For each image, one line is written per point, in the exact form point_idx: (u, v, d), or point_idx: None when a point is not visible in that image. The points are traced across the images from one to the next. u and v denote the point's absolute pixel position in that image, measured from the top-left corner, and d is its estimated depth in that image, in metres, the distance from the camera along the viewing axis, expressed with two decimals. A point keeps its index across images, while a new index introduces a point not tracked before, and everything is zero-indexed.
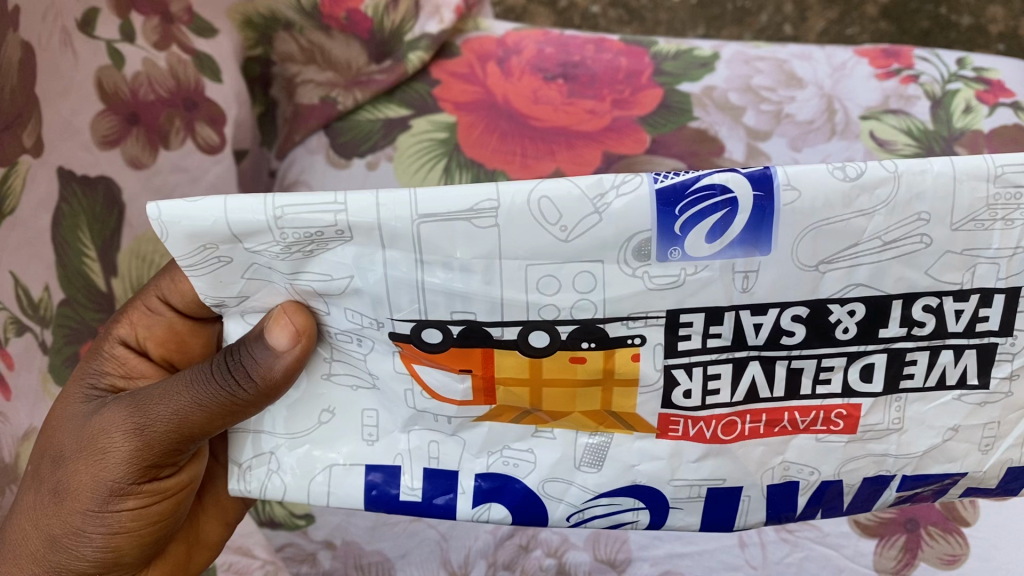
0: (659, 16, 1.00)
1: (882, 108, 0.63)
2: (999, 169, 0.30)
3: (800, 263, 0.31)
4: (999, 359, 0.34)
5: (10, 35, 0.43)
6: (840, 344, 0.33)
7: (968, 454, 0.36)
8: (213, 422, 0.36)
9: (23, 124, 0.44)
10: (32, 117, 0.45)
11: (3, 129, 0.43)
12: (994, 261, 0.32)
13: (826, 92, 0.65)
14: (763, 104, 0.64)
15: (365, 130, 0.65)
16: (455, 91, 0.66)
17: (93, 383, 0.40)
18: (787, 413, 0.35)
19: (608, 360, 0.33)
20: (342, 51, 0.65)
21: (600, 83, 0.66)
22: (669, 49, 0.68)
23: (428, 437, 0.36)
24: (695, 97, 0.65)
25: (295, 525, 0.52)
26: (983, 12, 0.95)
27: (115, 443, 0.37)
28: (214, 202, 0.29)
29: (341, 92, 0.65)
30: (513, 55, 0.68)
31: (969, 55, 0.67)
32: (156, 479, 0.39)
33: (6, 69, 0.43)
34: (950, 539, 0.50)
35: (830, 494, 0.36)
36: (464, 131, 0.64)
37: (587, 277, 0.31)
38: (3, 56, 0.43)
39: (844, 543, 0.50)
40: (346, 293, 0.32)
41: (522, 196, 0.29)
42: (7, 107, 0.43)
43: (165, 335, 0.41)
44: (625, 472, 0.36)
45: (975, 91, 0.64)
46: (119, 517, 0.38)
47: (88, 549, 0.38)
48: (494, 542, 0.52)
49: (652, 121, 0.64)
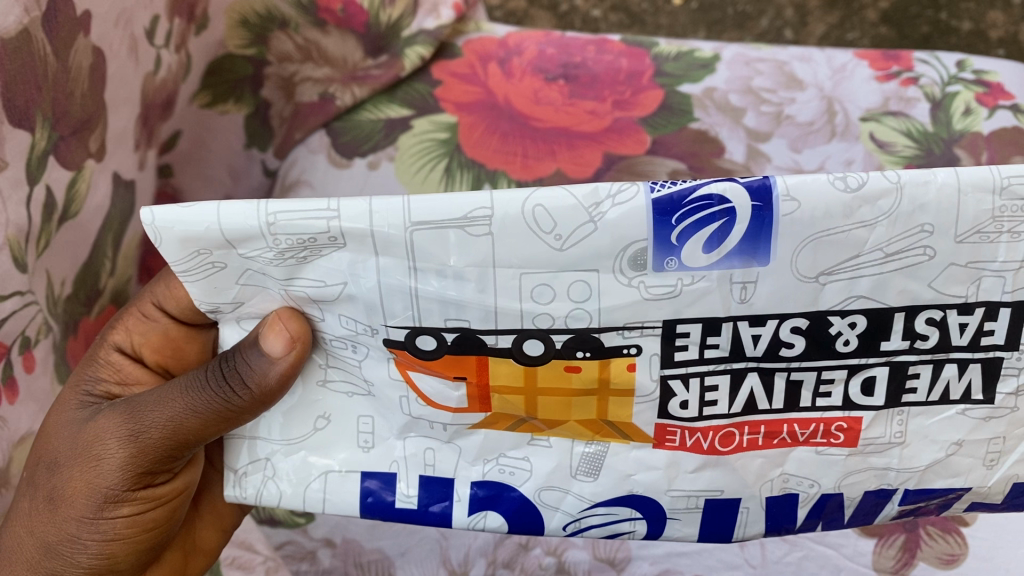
0: (660, 21, 1.01)
1: (882, 110, 0.63)
2: (1005, 181, 0.29)
3: (799, 274, 0.30)
4: (1005, 374, 0.34)
5: (80, 41, 0.43)
6: (841, 357, 0.33)
7: (973, 469, 0.35)
8: (208, 429, 0.36)
9: (93, 128, 0.46)
10: (99, 123, 0.47)
11: (70, 135, 0.44)
12: (1001, 274, 0.31)
13: (826, 94, 0.64)
14: (763, 106, 0.64)
15: (367, 130, 0.64)
16: (455, 92, 0.66)
17: (88, 390, 0.40)
18: (786, 426, 0.34)
19: (604, 370, 0.33)
20: (338, 46, 0.63)
21: (601, 84, 0.66)
22: (669, 50, 0.68)
23: (423, 444, 0.36)
24: (695, 99, 0.65)
25: (296, 523, 0.52)
26: (982, 18, 0.96)
27: (110, 450, 0.37)
28: (207, 207, 0.29)
29: (338, 87, 0.64)
30: (514, 56, 0.67)
31: (970, 57, 0.66)
32: (151, 485, 0.39)
33: (76, 76, 0.44)
34: (949, 539, 0.49)
35: (830, 507, 0.36)
36: (464, 131, 0.64)
37: (582, 286, 0.31)
38: (68, 61, 0.43)
39: (843, 543, 0.50)
40: (340, 299, 0.32)
41: (516, 205, 0.29)
42: (77, 112, 0.45)
43: (161, 342, 0.41)
44: (622, 480, 0.35)
45: (974, 94, 0.63)
46: (114, 524, 0.38)
47: (83, 556, 0.38)
48: (493, 541, 0.51)
49: (653, 122, 0.64)
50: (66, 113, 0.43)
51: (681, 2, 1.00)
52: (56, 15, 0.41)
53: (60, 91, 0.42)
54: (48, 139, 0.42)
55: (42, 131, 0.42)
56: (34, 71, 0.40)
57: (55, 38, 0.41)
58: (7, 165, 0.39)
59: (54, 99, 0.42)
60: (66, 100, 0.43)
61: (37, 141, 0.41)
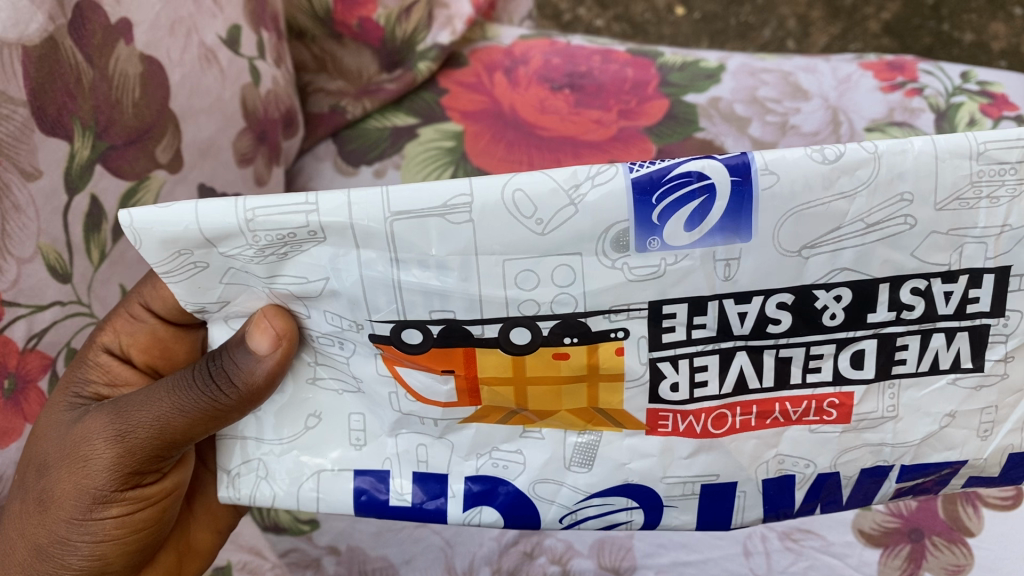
0: (663, 30, 1.07)
1: (887, 120, 0.62)
2: (981, 147, 0.29)
3: (782, 249, 0.30)
4: (993, 341, 0.33)
5: (122, 48, 0.44)
6: (829, 331, 0.32)
7: (968, 441, 0.35)
8: (195, 428, 0.36)
9: (156, 138, 0.47)
10: (166, 132, 0.47)
11: (126, 144, 0.45)
12: (982, 240, 0.31)
13: (831, 104, 0.64)
14: (769, 115, 0.64)
15: (373, 139, 0.64)
16: (462, 101, 0.66)
17: (78, 391, 0.39)
18: (778, 404, 0.34)
19: (592, 356, 0.33)
20: (353, 60, 0.65)
21: (607, 93, 0.65)
22: (675, 60, 0.68)
23: (416, 440, 0.36)
24: (700, 108, 0.64)
25: (299, 531, 0.52)
26: (985, 29, 1.01)
27: (98, 451, 0.37)
28: (186, 206, 0.29)
29: (350, 100, 0.65)
30: (520, 65, 0.68)
31: (973, 69, 0.66)
32: (141, 485, 0.39)
33: (121, 84, 0.44)
34: (956, 550, 0.48)
35: (828, 487, 0.36)
36: (470, 140, 0.63)
37: (565, 270, 0.30)
38: (108, 69, 0.43)
39: (849, 553, 0.49)
40: (323, 295, 0.32)
41: (494, 190, 0.29)
42: (132, 121, 0.45)
43: (149, 343, 0.40)
44: (618, 470, 0.35)
45: (979, 104, 0.63)
46: (104, 525, 0.38)
47: (76, 558, 0.38)
48: (498, 550, 0.51)
49: (658, 131, 0.63)
50: (114, 121, 0.44)
51: (683, 13, 1.07)
52: (84, 23, 0.42)
53: (100, 99, 0.43)
54: (93, 148, 0.43)
55: (83, 140, 0.42)
56: (66, 79, 0.41)
57: (85, 46, 0.42)
58: (42, 173, 0.40)
59: (95, 108, 0.43)
60: (113, 109, 0.44)
61: (77, 150, 0.42)
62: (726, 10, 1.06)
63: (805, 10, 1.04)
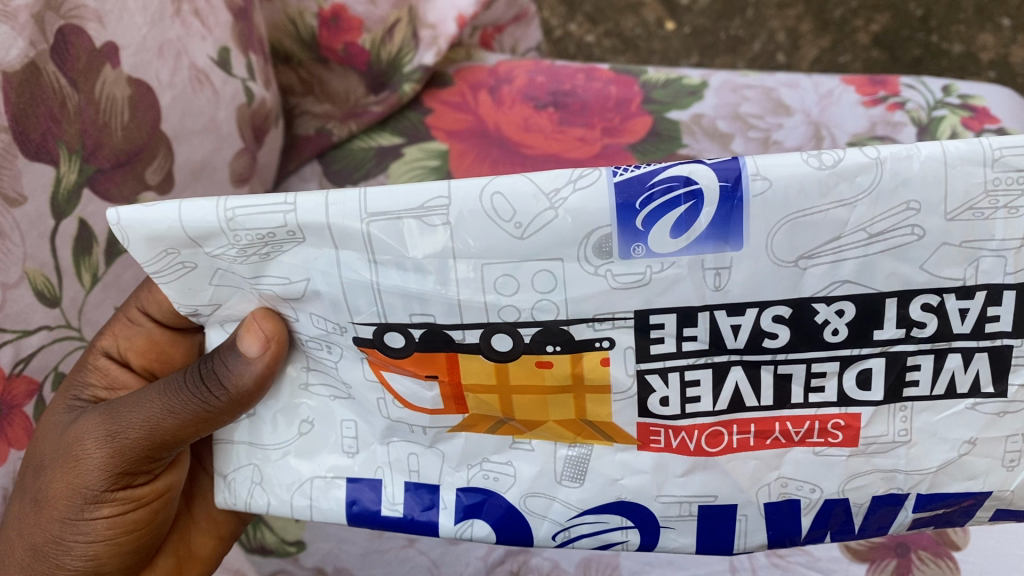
0: (653, 45, 1.05)
1: (868, 135, 0.62)
2: (997, 153, 0.29)
3: (776, 258, 0.30)
4: (1015, 364, 0.32)
5: (109, 72, 0.45)
6: (831, 347, 0.32)
7: (991, 471, 0.34)
8: (186, 430, 0.37)
9: (147, 160, 0.47)
10: (157, 153, 0.48)
11: (114, 167, 0.45)
12: (1000, 254, 0.30)
13: (813, 120, 0.64)
14: (751, 131, 0.64)
15: (358, 159, 0.64)
16: (447, 121, 0.65)
17: (76, 394, 0.40)
18: (778, 424, 0.34)
19: (576, 364, 0.32)
20: (341, 83, 0.64)
21: (591, 111, 0.65)
22: (658, 77, 0.67)
23: (407, 449, 0.35)
24: (684, 125, 0.64)
25: (286, 552, 0.51)
26: (973, 40, 1.00)
27: (89, 451, 0.37)
28: (169, 205, 0.29)
29: (336, 124, 0.64)
30: (505, 84, 0.67)
31: (955, 82, 0.66)
32: (132, 486, 0.39)
33: (109, 108, 0.45)
34: (942, 564, 0.48)
35: (837, 515, 0.35)
36: (456, 159, 0.63)
37: (547, 276, 0.30)
38: (95, 94, 0.44)
39: (835, 569, 0.48)
40: (306, 296, 0.32)
41: (472, 193, 0.29)
42: (120, 143, 0.46)
43: (147, 347, 0.41)
44: (609, 486, 0.35)
45: (961, 118, 0.63)
46: (96, 526, 0.38)
47: (69, 558, 0.38)
48: (485, 570, 0.50)
49: (642, 148, 0.63)
50: (103, 145, 0.45)
51: (673, 28, 1.05)
52: (67, 48, 0.42)
53: (86, 123, 0.43)
54: (80, 172, 0.43)
55: (68, 164, 0.43)
56: (49, 105, 0.41)
57: (69, 70, 0.42)
58: (26, 199, 0.40)
59: (81, 131, 0.43)
60: (101, 132, 0.44)
61: (63, 174, 0.42)
62: (716, 24, 1.04)
63: (794, 23, 1.03)
